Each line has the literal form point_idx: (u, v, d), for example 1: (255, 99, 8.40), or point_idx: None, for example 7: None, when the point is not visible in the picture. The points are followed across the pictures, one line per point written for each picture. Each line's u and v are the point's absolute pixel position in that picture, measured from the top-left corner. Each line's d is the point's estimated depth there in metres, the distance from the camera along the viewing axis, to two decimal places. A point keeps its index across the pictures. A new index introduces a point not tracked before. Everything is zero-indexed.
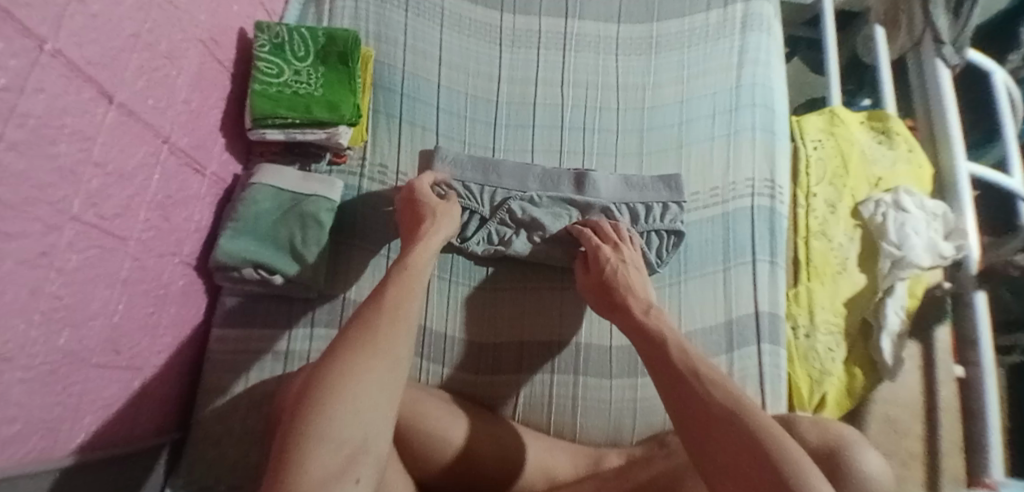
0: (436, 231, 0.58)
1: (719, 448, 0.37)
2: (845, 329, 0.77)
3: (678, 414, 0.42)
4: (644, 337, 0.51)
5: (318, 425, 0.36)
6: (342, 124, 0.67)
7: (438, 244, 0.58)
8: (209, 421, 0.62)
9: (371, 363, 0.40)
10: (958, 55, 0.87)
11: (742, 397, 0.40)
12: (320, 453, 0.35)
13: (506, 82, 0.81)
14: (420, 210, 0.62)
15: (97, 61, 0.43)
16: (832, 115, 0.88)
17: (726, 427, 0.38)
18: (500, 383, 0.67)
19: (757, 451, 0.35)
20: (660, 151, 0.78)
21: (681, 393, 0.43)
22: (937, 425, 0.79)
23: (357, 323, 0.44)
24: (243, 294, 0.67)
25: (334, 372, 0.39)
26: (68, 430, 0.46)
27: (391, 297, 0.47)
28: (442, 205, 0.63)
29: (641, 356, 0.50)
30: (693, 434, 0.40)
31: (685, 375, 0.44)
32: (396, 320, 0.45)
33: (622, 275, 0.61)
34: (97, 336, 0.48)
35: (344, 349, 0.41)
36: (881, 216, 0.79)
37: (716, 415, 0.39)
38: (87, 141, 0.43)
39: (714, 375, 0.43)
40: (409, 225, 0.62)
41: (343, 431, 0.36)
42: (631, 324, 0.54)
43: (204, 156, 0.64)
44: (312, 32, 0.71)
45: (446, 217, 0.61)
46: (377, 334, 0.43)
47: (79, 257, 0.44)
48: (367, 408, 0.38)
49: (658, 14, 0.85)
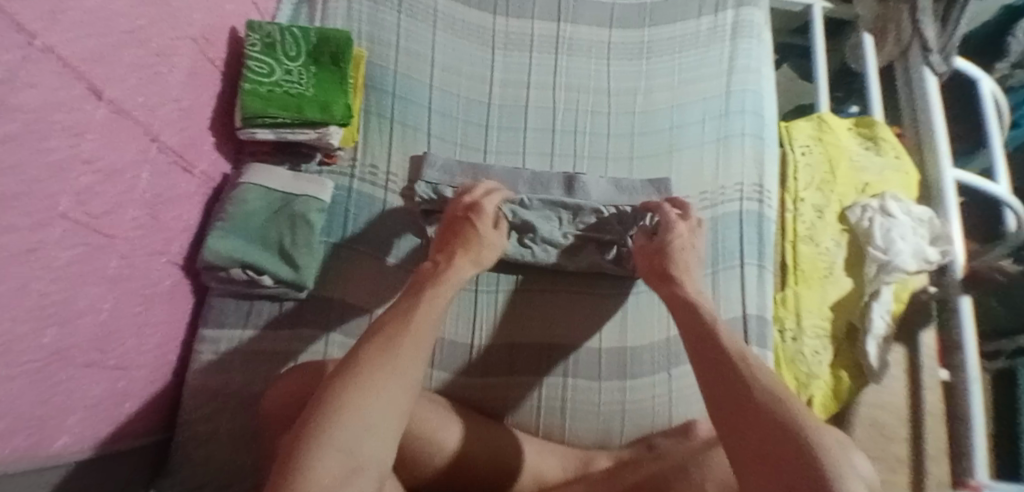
0: (470, 260, 0.58)
1: (751, 436, 0.36)
2: (832, 333, 0.78)
3: (713, 398, 0.41)
4: (690, 316, 0.51)
5: (330, 431, 0.35)
6: (333, 125, 0.67)
7: (470, 271, 0.57)
8: (193, 422, 0.61)
9: (391, 384, 0.40)
10: (945, 63, 0.87)
11: (785, 396, 0.39)
12: (327, 458, 0.33)
13: (499, 85, 0.81)
14: (459, 230, 0.61)
15: (88, 58, 0.43)
16: (820, 121, 0.89)
17: (758, 420, 0.37)
18: (518, 384, 0.68)
19: (789, 442, 0.35)
20: (652, 155, 0.78)
21: (723, 374, 0.42)
22: (924, 430, 0.80)
23: (377, 332, 0.45)
24: (232, 294, 0.66)
25: (358, 378, 0.39)
26: (53, 429, 0.45)
27: (417, 314, 0.47)
28: (489, 235, 0.61)
29: (681, 330, 0.51)
30: (727, 411, 0.39)
31: (730, 354, 0.44)
32: (417, 334, 0.45)
33: (679, 251, 0.61)
34: (84, 334, 0.47)
35: (367, 357, 0.41)
36: (868, 221, 0.80)
37: (753, 408, 0.38)
38: (77, 137, 0.43)
39: (757, 368, 0.42)
40: (448, 236, 0.61)
41: (354, 442, 0.35)
42: (677, 298, 0.55)
43: (193, 155, 0.64)
44: (304, 31, 0.71)
45: (487, 249, 0.60)
46: (398, 346, 0.43)
47: (66, 254, 0.43)
48: (379, 427, 0.37)
49: (650, 19, 0.86)
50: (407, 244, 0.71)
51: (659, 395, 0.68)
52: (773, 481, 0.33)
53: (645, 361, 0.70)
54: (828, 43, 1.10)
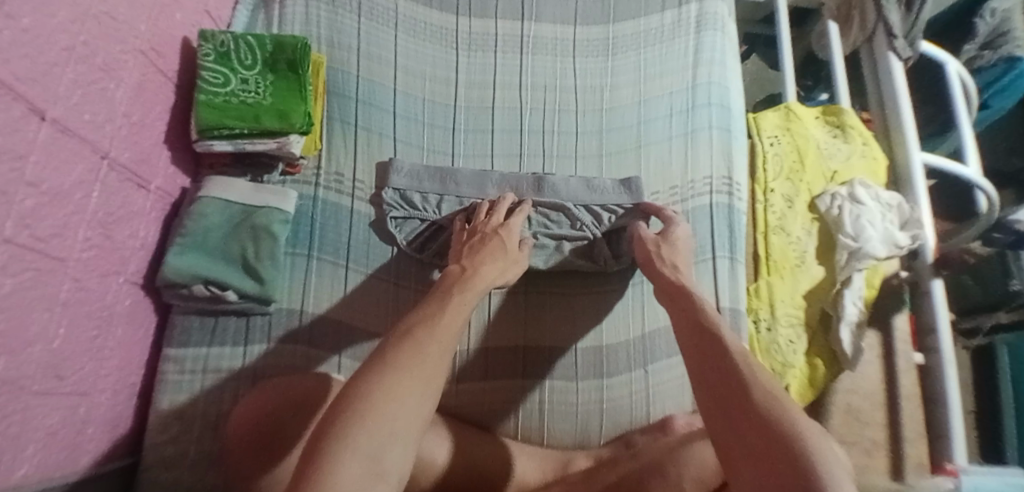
0: (492, 263, 0.57)
1: (741, 434, 0.37)
2: (806, 321, 0.78)
3: (707, 396, 0.42)
4: (688, 314, 0.52)
5: (356, 434, 0.33)
6: (293, 133, 0.66)
7: (496, 278, 0.56)
8: (159, 445, 0.59)
9: (418, 389, 0.38)
10: (910, 48, 0.87)
11: (779, 396, 0.39)
12: (349, 461, 0.31)
13: (464, 86, 0.80)
14: (486, 241, 0.61)
15: (27, 77, 0.41)
16: (787, 112, 0.90)
17: (750, 420, 0.37)
18: (498, 390, 0.67)
19: (779, 438, 0.35)
20: (620, 152, 0.78)
21: (726, 373, 0.43)
22: (900, 414, 0.81)
23: (399, 334, 0.44)
24: (195, 312, 0.64)
25: (386, 378, 0.37)
26: (13, 460, 0.43)
27: (445, 317, 0.46)
28: (514, 253, 0.61)
29: (682, 330, 0.51)
30: (725, 409, 0.40)
31: (732, 353, 0.45)
32: (438, 335, 0.44)
33: (668, 252, 0.62)
34: (37, 363, 0.45)
35: (395, 357, 0.40)
36: (837, 209, 0.81)
37: (746, 407, 0.39)
38: (20, 160, 0.41)
39: (755, 368, 0.43)
40: (474, 246, 0.60)
41: (379, 446, 0.33)
42: (676, 295, 0.56)
43: (147, 171, 0.62)
44: (259, 39, 0.69)
45: (511, 265, 0.59)
46: (423, 346, 0.42)
47: (13, 280, 0.42)
48: (403, 436, 0.35)
49: (615, 15, 0.85)
50: (377, 254, 0.70)
51: (635, 392, 0.68)
52: (765, 478, 0.33)
53: (621, 359, 0.69)
54: (794, 32, 1.11)
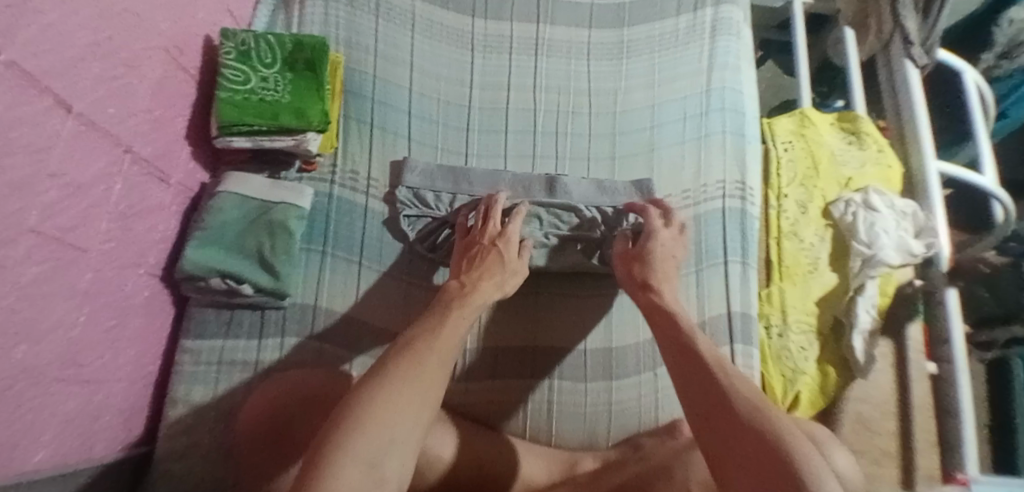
0: (490, 276, 0.57)
1: (736, 447, 0.37)
2: (817, 328, 0.78)
3: (694, 409, 0.42)
4: (673, 331, 0.52)
5: (356, 441, 0.33)
6: (310, 131, 0.68)
7: (492, 293, 0.56)
8: (172, 435, 0.59)
9: (415, 396, 0.39)
10: (926, 56, 0.87)
11: (766, 411, 0.39)
12: (349, 467, 0.32)
13: (478, 88, 0.81)
14: (483, 255, 0.60)
15: (52, 70, 0.42)
16: (801, 117, 0.90)
17: (741, 433, 0.38)
18: (506, 389, 0.67)
19: (772, 453, 0.35)
20: (632, 155, 0.78)
21: (707, 387, 0.43)
22: (912, 426, 0.80)
23: (400, 345, 0.44)
24: (211, 304, 0.65)
25: (383, 387, 0.38)
26: (29, 445, 0.44)
27: (446, 329, 0.47)
28: (512, 263, 0.60)
29: (665, 348, 0.51)
30: (715, 423, 0.40)
31: (714, 368, 0.45)
32: (432, 344, 0.44)
33: (659, 260, 0.61)
34: (55, 350, 0.46)
35: (402, 369, 0.40)
36: (852, 215, 0.80)
37: (734, 417, 0.39)
38: (43, 152, 0.42)
39: (738, 383, 0.43)
40: (472, 260, 0.60)
41: (379, 453, 0.34)
42: (663, 311, 0.55)
43: (167, 165, 0.63)
44: (279, 38, 0.71)
45: (511, 280, 0.59)
46: (419, 353, 0.43)
47: (34, 269, 0.43)
48: (402, 441, 0.36)
49: (628, 19, 0.86)
50: (389, 252, 0.70)
51: (644, 394, 0.68)
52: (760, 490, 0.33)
53: (631, 360, 0.69)
54: (809, 39, 1.11)
